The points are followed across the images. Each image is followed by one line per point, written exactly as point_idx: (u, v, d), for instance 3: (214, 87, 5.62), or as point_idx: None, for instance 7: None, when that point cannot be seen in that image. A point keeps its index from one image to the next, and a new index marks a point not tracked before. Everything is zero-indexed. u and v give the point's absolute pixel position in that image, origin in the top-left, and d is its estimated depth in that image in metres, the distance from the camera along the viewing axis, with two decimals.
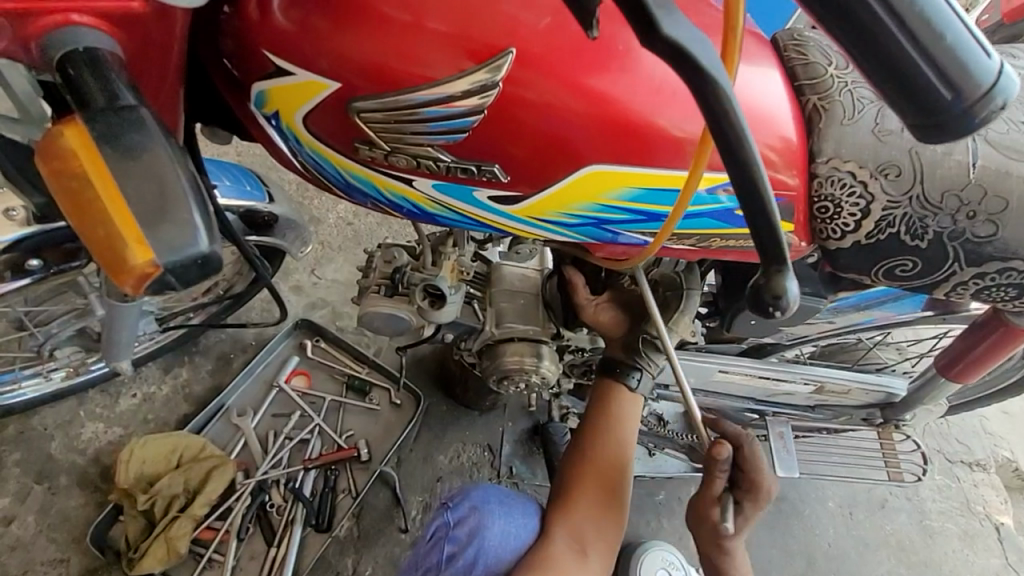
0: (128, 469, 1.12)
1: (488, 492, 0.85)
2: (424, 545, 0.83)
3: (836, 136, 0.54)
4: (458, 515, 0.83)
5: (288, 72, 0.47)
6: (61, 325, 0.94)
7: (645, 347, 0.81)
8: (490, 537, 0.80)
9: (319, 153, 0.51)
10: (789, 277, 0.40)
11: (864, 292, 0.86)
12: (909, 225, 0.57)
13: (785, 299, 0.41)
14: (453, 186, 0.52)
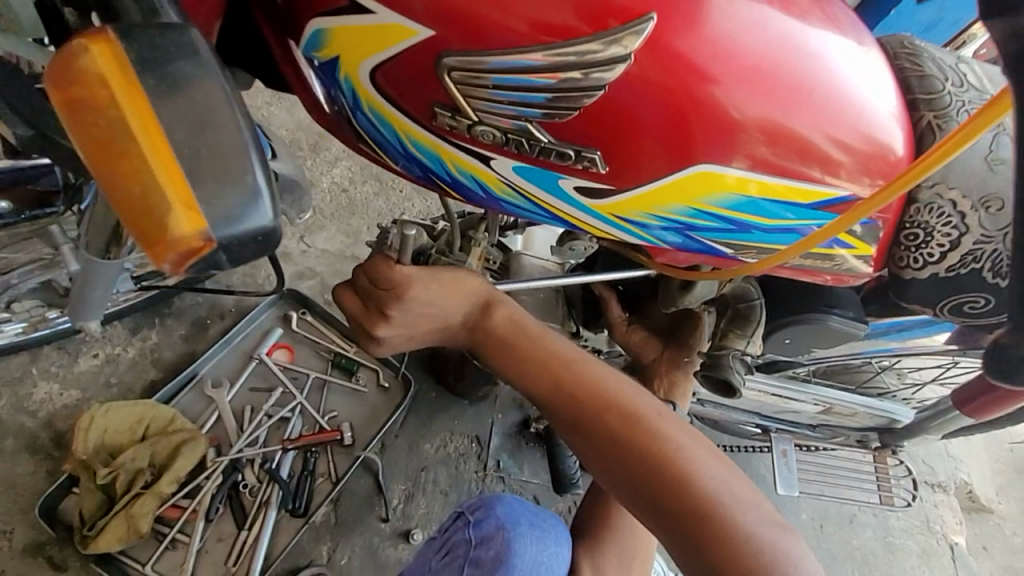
0: (88, 437, 1.01)
1: (515, 509, 0.76)
2: (442, 560, 0.76)
3: (945, 159, 0.51)
4: (479, 533, 0.75)
5: (361, 10, 0.39)
6: (23, 276, 0.84)
7: (732, 362, 0.69)
8: (515, 566, 0.70)
9: (382, 114, 0.44)
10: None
11: (898, 319, 0.85)
12: (993, 262, 0.54)
13: None
14: (533, 170, 0.46)
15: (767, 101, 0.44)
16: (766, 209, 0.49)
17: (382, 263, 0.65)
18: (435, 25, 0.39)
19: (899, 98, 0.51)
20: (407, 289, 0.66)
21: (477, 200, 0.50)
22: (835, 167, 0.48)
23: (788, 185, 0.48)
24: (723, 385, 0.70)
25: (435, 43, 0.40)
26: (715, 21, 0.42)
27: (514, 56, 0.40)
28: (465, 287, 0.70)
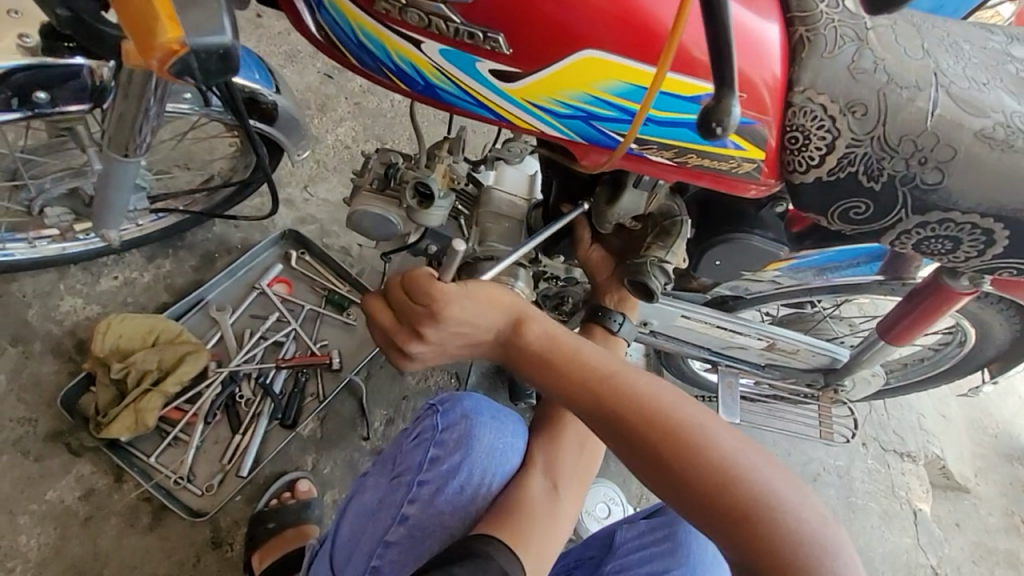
0: (105, 340, 1.15)
1: (480, 402, 0.83)
2: (409, 443, 0.83)
3: (813, 68, 0.58)
4: (446, 421, 0.82)
5: None
6: (54, 182, 1.06)
7: (651, 268, 0.81)
8: (477, 448, 0.79)
9: (334, 6, 0.55)
10: (734, 98, 0.46)
11: (829, 249, 0.96)
12: (867, 165, 0.63)
13: (726, 119, 0.47)
14: (457, 55, 0.55)
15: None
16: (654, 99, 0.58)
17: (425, 278, 0.71)
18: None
19: (776, 15, 0.60)
20: (445, 309, 0.72)
21: (417, 89, 0.59)
22: (707, 66, 0.58)
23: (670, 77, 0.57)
24: (642, 290, 0.82)
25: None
26: None
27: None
28: (496, 301, 0.74)
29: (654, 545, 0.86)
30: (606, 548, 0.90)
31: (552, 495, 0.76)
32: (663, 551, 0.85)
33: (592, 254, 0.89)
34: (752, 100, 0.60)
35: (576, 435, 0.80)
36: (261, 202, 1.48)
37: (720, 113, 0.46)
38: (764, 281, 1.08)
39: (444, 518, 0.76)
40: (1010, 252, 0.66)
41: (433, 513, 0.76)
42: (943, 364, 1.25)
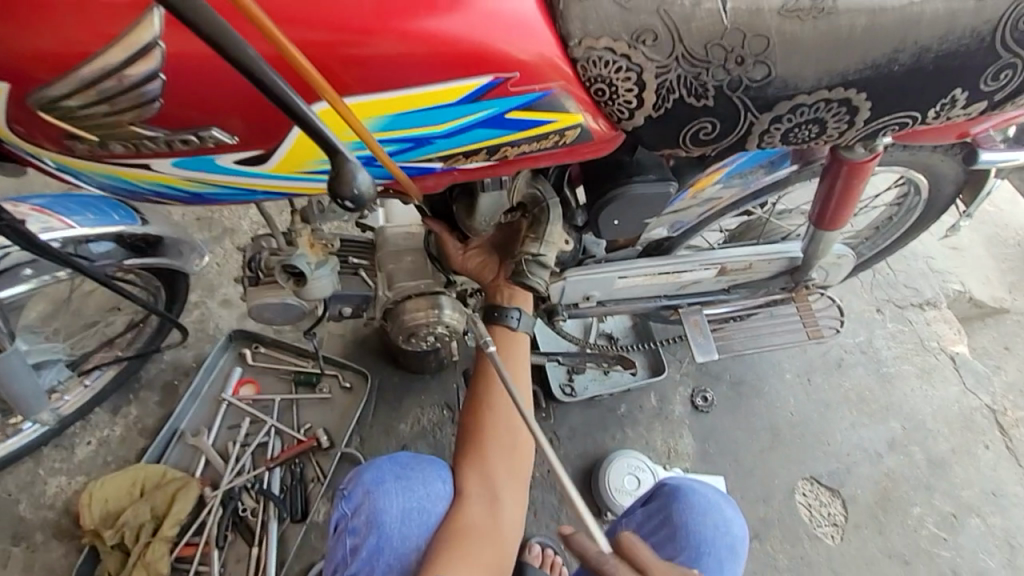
0: (93, 508, 1.17)
1: (380, 469, 0.81)
2: (332, 541, 0.80)
3: (578, 14, 0.53)
4: (353, 504, 0.80)
5: None
6: None
7: (528, 267, 0.78)
8: (388, 517, 0.76)
9: (58, 161, 0.51)
10: (350, 164, 0.45)
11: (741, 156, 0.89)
12: (687, 87, 0.57)
13: (355, 185, 0.45)
14: (192, 160, 0.50)
15: (342, 30, 0.48)
16: (422, 117, 0.52)
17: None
18: (8, 75, 0.45)
19: None
20: None
21: (186, 201, 0.55)
22: (459, 61, 0.50)
23: (423, 91, 0.50)
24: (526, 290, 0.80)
25: (25, 84, 0.45)
26: None
27: (82, 69, 0.42)
28: None
29: (653, 533, 0.84)
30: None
31: (493, 511, 0.76)
32: (663, 538, 0.82)
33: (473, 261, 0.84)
34: (530, 74, 0.53)
35: (500, 444, 0.79)
36: (200, 314, 1.46)
37: (345, 180, 0.45)
38: (693, 206, 1.01)
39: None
40: (879, 113, 0.60)
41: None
42: (911, 217, 1.17)
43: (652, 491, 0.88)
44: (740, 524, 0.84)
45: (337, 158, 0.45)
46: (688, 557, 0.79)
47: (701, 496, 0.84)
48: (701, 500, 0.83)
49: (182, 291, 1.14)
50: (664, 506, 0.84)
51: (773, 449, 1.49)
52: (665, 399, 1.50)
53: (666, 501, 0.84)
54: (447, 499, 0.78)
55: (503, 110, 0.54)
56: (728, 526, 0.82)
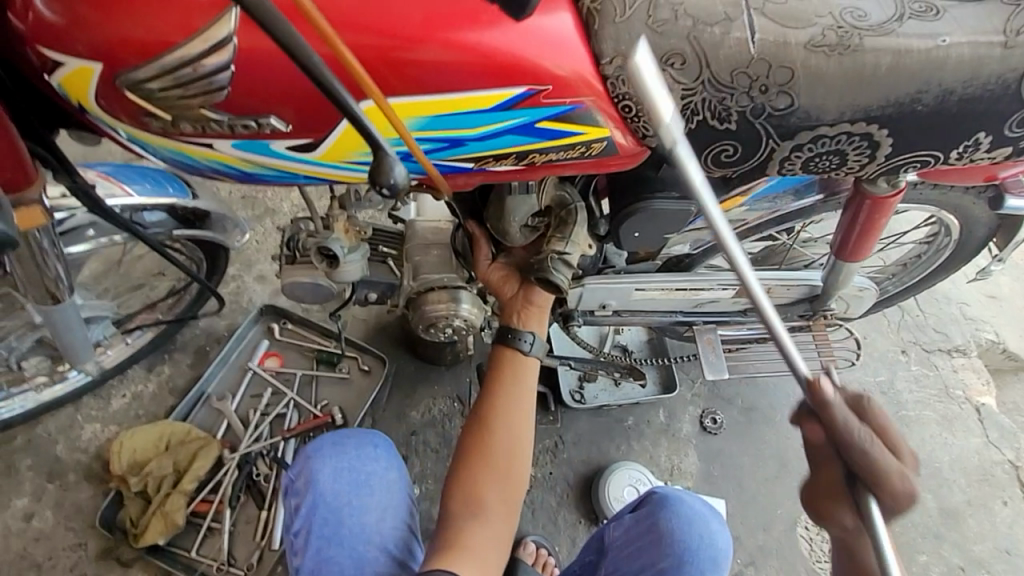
0: (122, 457, 1.25)
1: (321, 440, 0.85)
2: (285, 502, 0.85)
3: (609, 36, 0.57)
4: (296, 469, 0.85)
5: (59, 62, 0.50)
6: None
7: (553, 264, 0.80)
8: (323, 479, 0.81)
9: (130, 133, 0.56)
10: (390, 158, 0.47)
11: (768, 182, 0.90)
12: (711, 110, 0.59)
13: (392, 176, 0.47)
14: (250, 143, 0.54)
15: (393, 36, 0.52)
16: (460, 121, 0.56)
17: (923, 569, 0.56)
18: (102, 56, 0.49)
19: None
20: None
21: (240, 179, 0.59)
22: (497, 72, 0.54)
23: (464, 96, 0.55)
24: (552, 287, 0.81)
25: (115, 65, 0.49)
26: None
27: (166, 57, 0.47)
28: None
29: (640, 540, 0.85)
30: (599, 549, 0.91)
31: (482, 524, 0.74)
32: (650, 544, 0.83)
33: (495, 274, 0.86)
34: (562, 87, 0.56)
35: (497, 463, 0.77)
36: (237, 286, 1.54)
37: (385, 172, 0.47)
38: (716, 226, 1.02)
39: (331, 553, 0.77)
40: (900, 150, 0.61)
41: (318, 553, 0.77)
42: (941, 257, 1.16)
43: (642, 497, 0.89)
44: (727, 539, 0.84)
45: (379, 151, 0.47)
46: (671, 564, 0.80)
47: (688, 506, 0.84)
48: (686, 510, 0.84)
49: (223, 262, 1.20)
50: (652, 514, 0.85)
51: (779, 479, 1.47)
52: (673, 416, 1.51)
53: (653, 508, 0.85)
54: (379, 462, 0.83)
55: (534, 119, 0.57)
56: (713, 539, 0.82)
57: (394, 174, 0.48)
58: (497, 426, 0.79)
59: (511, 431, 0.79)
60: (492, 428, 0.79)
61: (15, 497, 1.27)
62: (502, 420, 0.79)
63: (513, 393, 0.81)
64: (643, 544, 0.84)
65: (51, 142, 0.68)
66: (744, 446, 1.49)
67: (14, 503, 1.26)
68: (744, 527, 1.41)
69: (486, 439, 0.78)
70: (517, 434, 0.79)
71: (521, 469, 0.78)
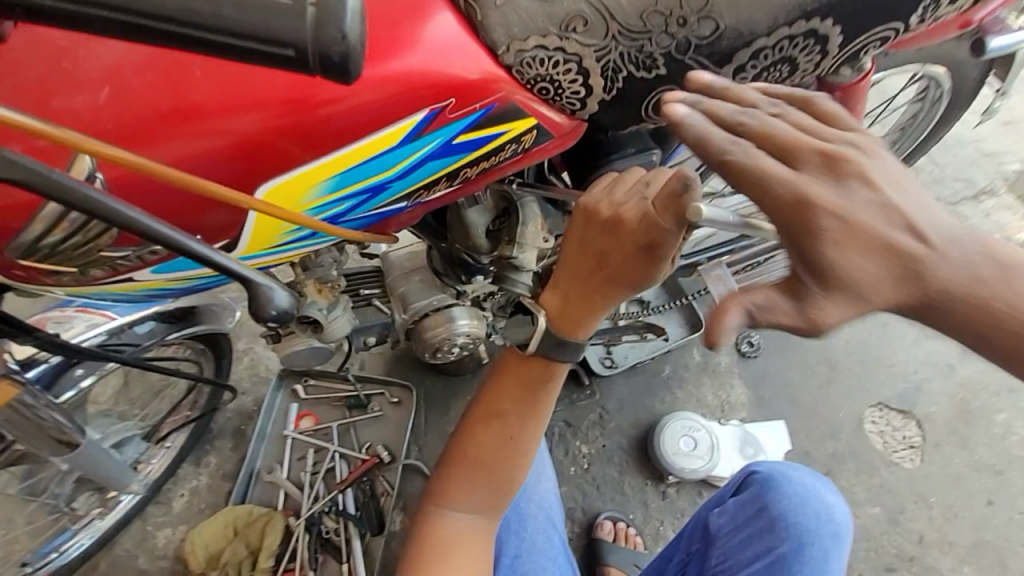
0: (198, 554, 1.29)
1: None
2: None
3: (501, 22, 0.52)
4: None
5: None
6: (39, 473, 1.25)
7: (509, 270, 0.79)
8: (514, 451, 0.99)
9: (56, 290, 0.54)
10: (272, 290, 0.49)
11: None
12: (634, 61, 0.53)
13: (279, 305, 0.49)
14: (171, 264, 0.51)
15: (267, 105, 0.47)
16: (372, 167, 0.52)
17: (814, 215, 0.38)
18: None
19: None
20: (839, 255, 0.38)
21: (179, 295, 0.57)
22: (388, 105, 0.49)
23: (366, 142, 0.50)
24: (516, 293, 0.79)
25: (0, 237, 0.46)
26: (176, 84, 0.47)
27: (43, 211, 0.43)
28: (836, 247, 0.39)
29: (750, 526, 0.83)
30: (705, 538, 0.89)
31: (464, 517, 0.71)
32: (761, 528, 0.82)
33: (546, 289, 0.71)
34: (465, 95, 0.51)
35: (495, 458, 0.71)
36: (251, 359, 1.54)
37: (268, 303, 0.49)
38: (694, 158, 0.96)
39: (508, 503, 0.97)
40: (853, 36, 0.55)
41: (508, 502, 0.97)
42: (937, 111, 1.08)
43: (745, 480, 0.89)
44: (842, 508, 0.81)
45: (254, 286, 0.49)
46: (790, 546, 0.79)
47: (797, 484, 0.82)
48: (796, 488, 0.82)
49: (225, 345, 1.19)
50: (758, 496, 0.84)
51: (832, 382, 1.43)
52: (709, 352, 1.47)
53: (759, 490, 0.84)
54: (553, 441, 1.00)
55: (448, 137, 0.53)
56: (829, 512, 0.80)
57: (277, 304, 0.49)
58: (506, 425, 0.70)
59: (510, 436, 0.70)
60: (494, 431, 0.70)
61: None
62: (502, 428, 0.70)
63: (523, 394, 0.70)
64: (754, 530, 0.83)
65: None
66: (789, 360, 1.45)
67: None
68: (812, 439, 1.38)
69: (487, 432, 0.70)
70: (521, 437, 0.70)
71: (515, 471, 0.71)
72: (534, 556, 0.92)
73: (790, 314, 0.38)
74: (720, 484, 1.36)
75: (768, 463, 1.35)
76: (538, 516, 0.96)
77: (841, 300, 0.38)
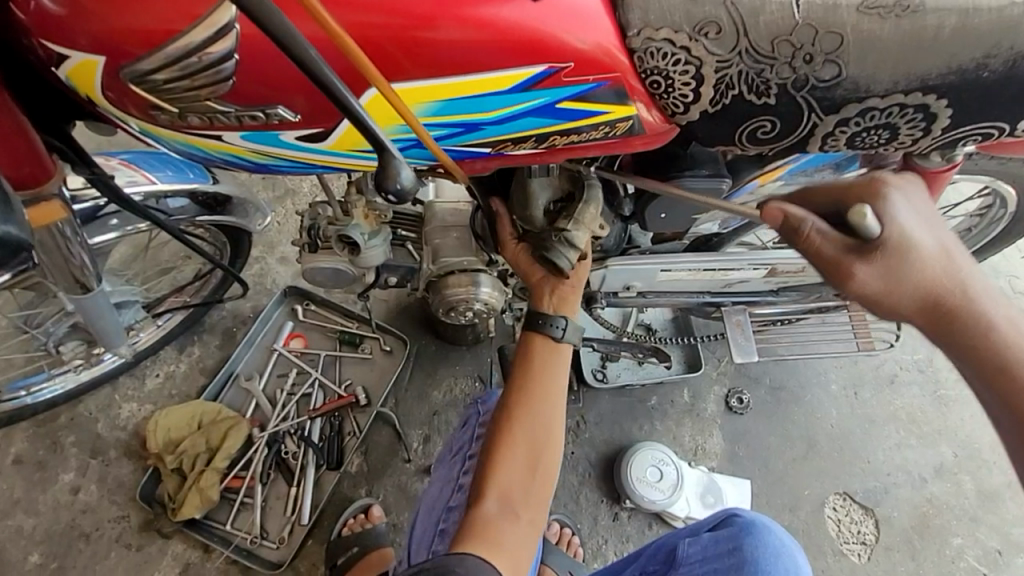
0: (157, 435, 1.30)
1: None
2: (463, 430, 1.04)
3: (639, 4, 0.52)
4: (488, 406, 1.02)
5: (62, 55, 0.48)
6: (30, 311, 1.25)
7: (556, 245, 0.77)
8: None
9: (141, 127, 0.54)
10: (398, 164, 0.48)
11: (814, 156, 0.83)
12: (749, 83, 0.54)
13: (399, 183, 0.49)
14: (258, 135, 0.52)
15: (403, 14, 0.49)
16: (474, 104, 0.53)
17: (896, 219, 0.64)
18: (104, 48, 0.47)
19: None
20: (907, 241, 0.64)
21: (250, 169, 0.58)
22: (514, 51, 0.50)
23: (480, 78, 0.51)
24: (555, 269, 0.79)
25: (116, 56, 0.47)
26: None
27: (167, 45, 0.44)
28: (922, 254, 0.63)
29: (721, 561, 0.86)
30: (668, 561, 0.91)
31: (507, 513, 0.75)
32: (729, 566, 0.85)
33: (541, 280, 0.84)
34: (585, 65, 0.52)
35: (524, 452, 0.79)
36: (260, 268, 1.55)
37: (392, 175, 0.49)
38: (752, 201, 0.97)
39: None
40: (959, 123, 0.56)
41: None
42: (990, 230, 1.10)
43: (722, 519, 0.91)
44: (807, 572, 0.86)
45: (384, 152, 0.48)
46: None
47: (775, 538, 0.86)
48: (775, 541, 0.86)
49: (247, 244, 1.20)
50: (735, 537, 0.87)
51: (806, 460, 1.44)
52: (698, 396, 1.48)
53: (738, 532, 0.87)
54: None
55: (555, 100, 0.54)
56: (797, 572, 0.84)
57: (401, 177, 0.49)
58: (527, 417, 0.79)
59: (537, 426, 0.80)
60: (525, 420, 0.79)
61: (62, 472, 1.32)
62: (530, 416, 0.80)
63: (543, 384, 0.82)
64: (722, 565, 0.86)
65: (71, 135, 0.69)
66: (771, 427, 1.46)
67: (60, 478, 1.32)
68: (770, 507, 1.40)
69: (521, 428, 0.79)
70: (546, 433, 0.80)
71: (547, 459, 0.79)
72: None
73: (832, 252, 0.65)
74: (673, 523, 1.36)
75: None
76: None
77: (879, 268, 0.64)
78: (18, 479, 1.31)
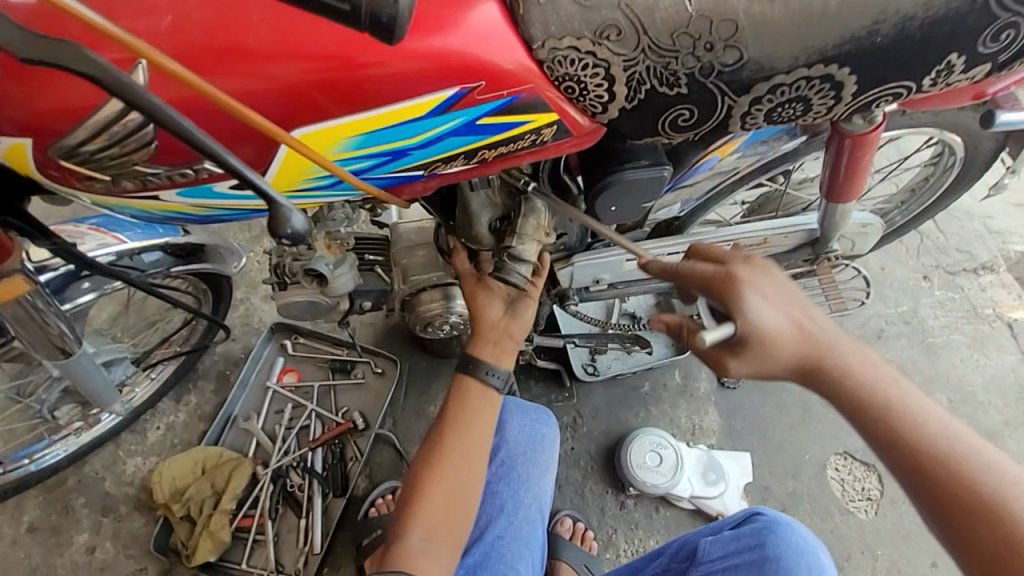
0: (162, 485, 1.32)
1: (528, 416, 1.04)
2: None
3: (540, 17, 0.54)
4: None
5: None
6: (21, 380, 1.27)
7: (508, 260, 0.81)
8: (510, 431, 1.02)
9: (89, 199, 0.58)
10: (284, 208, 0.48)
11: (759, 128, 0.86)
12: (658, 76, 0.56)
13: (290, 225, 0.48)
14: (195, 190, 0.56)
15: (311, 57, 0.51)
16: (398, 132, 0.55)
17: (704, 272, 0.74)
18: (30, 130, 0.50)
19: None
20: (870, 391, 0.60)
21: (197, 222, 0.62)
22: (424, 77, 0.52)
23: (397, 107, 0.53)
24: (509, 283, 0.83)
25: (47, 138, 0.51)
26: (230, 25, 0.51)
27: (88, 119, 0.47)
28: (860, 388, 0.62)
29: (743, 559, 0.84)
30: (689, 558, 0.91)
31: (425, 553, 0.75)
32: (753, 562, 0.83)
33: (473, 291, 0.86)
34: (496, 80, 0.54)
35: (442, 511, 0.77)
36: (246, 308, 1.57)
37: (283, 221, 0.49)
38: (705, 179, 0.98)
39: (501, 493, 0.99)
40: (866, 86, 0.58)
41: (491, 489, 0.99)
42: (945, 178, 1.12)
43: (745, 518, 0.90)
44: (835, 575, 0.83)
45: (272, 202, 0.48)
46: None
47: (799, 535, 0.84)
48: (798, 539, 0.83)
49: (226, 289, 1.22)
50: (757, 533, 0.85)
51: (804, 425, 1.46)
52: (689, 376, 1.50)
53: (762, 529, 0.86)
54: (553, 424, 1.05)
55: (472, 117, 0.56)
56: (821, 570, 0.81)
57: (293, 222, 0.49)
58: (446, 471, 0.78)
59: (458, 479, 0.78)
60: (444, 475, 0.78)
61: (76, 534, 1.34)
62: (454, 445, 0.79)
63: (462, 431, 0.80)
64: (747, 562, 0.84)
65: (26, 211, 0.73)
66: (765, 397, 1.48)
67: (75, 540, 1.34)
68: (774, 476, 1.41)
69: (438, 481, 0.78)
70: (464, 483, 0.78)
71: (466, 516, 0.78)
72: (515, 540, 0.96)
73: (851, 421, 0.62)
74: (678, 504, 1.37)
75: (727, 490, 1.37)
76: (530, 507, 1.00)
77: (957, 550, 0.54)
78: (34, 546, 1.33)
